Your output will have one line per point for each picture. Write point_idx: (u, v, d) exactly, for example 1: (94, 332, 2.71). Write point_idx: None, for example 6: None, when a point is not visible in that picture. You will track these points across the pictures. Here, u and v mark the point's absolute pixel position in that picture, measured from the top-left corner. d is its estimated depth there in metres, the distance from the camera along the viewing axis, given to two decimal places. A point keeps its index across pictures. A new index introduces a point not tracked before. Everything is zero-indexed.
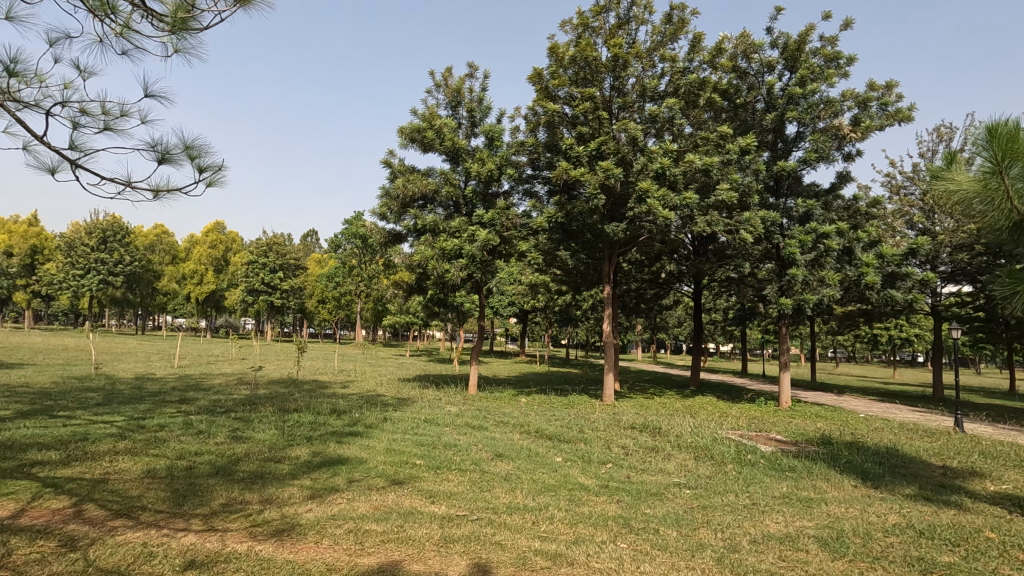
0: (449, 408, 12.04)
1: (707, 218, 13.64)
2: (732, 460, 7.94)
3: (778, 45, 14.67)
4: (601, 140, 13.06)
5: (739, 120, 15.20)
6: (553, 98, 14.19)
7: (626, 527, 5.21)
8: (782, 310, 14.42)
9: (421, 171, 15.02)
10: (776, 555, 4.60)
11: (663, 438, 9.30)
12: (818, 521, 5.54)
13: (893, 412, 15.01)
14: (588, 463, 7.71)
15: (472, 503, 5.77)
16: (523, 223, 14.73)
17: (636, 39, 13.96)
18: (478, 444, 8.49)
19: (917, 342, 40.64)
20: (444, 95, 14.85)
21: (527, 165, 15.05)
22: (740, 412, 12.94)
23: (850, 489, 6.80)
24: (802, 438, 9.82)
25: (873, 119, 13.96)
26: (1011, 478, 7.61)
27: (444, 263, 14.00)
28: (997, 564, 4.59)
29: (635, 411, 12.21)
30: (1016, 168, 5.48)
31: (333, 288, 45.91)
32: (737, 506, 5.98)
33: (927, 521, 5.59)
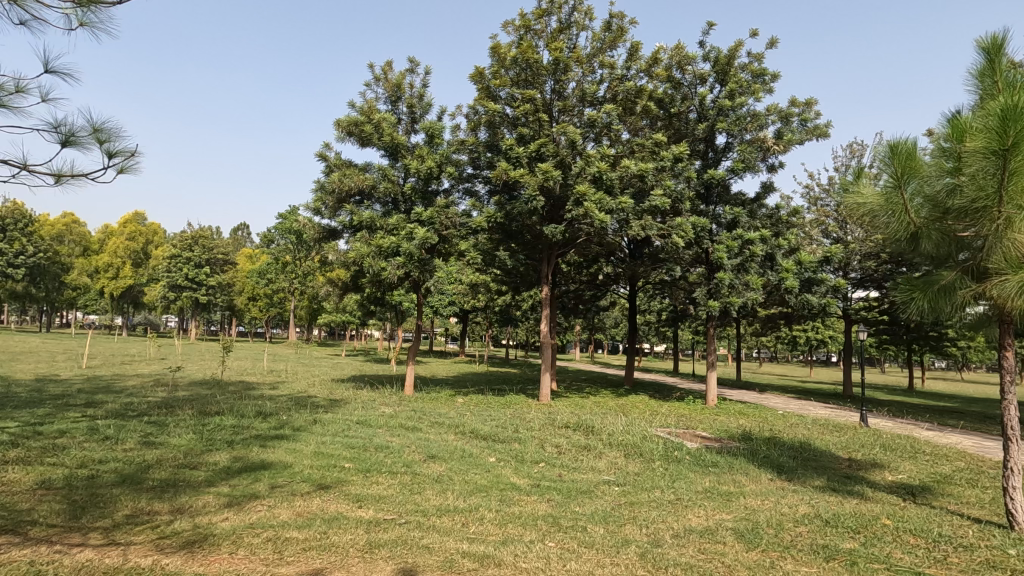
0: (383, 409, 11.78)
1: (642, 222, 14.00)
2: (660, 457, 8.20)
3: (710, 58, 15.31)
4: (541, 143, 13.17)
5: (673, 128, 15.79)
6: (494, 98, 14.23)
7: (555, 525, 5.26)
8: (709, 312, 15.06)
9: (359, 166, 14.64)
10: (696, 549, 4.78)
11: (596, 437, 9.49)
12: (736, 514, 5.81)
13: (808, 409, 15.95)
14: (521, 462, 7.75)
15: (401, 506, 5.65)
16: (463, 222, 14.62)
17: (576, 45, 14.17)
18: (411, 445, 8.37)
19: (830, 343, 43.75)
20: (383, 89, 14.54)
21: (467, 164, 14.94)
22: (670, 410, 13.41)
23: (766, 482, 7.20)
24: (726, 434, 10.29)
25: (794, 134, 14.86)
26: (906, 468, 8.30)
27: (381, 261, 13.69)
28: (891, 548, 4.97)
29: (570, 411, 12.40)
30: (913, 185, 5.98)
31: (264, 284, 44.01)
32: (663, 502, 6.17)
33: (833, 511, 5.99)
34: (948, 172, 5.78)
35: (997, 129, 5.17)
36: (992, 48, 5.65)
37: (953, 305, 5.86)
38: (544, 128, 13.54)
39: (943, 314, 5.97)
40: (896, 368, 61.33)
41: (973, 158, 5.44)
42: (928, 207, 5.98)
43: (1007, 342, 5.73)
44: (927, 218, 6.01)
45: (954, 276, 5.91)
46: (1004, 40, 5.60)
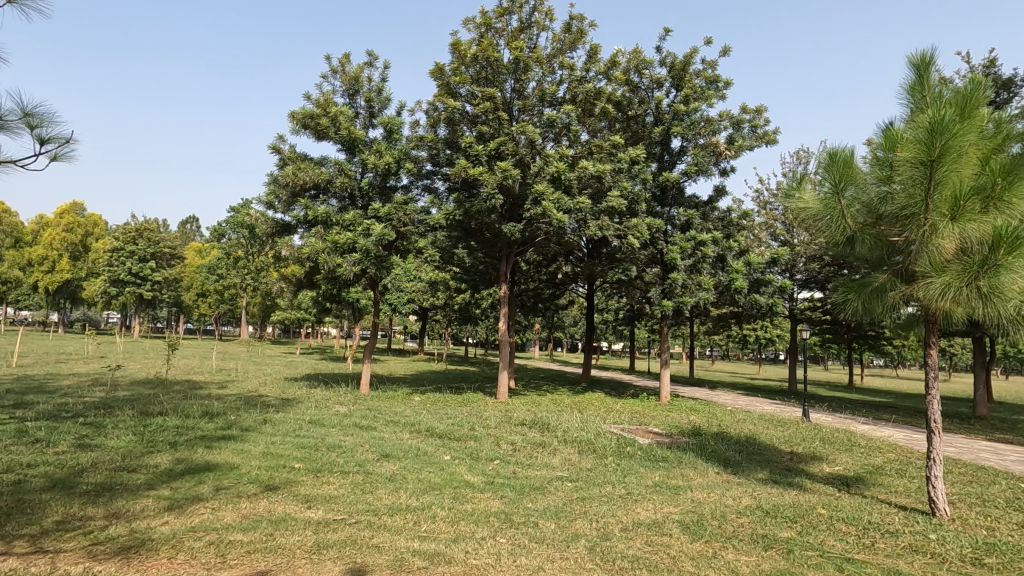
0: (337, 408, 11.58)
1: (599, 222, 14.19)
2: (613, 453, 8.38)
3: (666, 64, 15.68)
4: (501, 141, 13.18)
5: (630, 131, 16.11)
6: (454, 95, 14.17)
7: (507, 522, 5.29)
8: (663, 311, 15.45)
9: (314, 160, 14.32)
10: (644, 541, 4.91)
11: (551, 434, 9.59)
12: (683, 507, 6.00)
13: (755, 405, 16.56)
14: (476, 460, 7.75)
15: (351, 506, 5.57)
16: (422, 219, 14.50)
17: (536, 45, 14.26)
18: (364, 444, 8.24)
19: (778, 342, 45.59)
20: (340, 82, 14.25)
21: (426, 161, 14.82)
22: (624, 407, 13.68)
23: (713, 475, 7.45)
24: (677, 430, 10.57)
25: (745, 140, 15.39)
26: (842, 461, 8.76)
27: (336, 257, 13.42)
28: (824, 536, 5.24)
29: (527, 409, 12.49)
30: (850, 191, 6.33)
31: (214, 280, 42.43)
32: (613, 497, 6.32)
33: (773, 502, 6.25)
34: (881, 180, 6.16)
35: (925, 141, 5.56)
36: (921, 64, 6.05)
37: (884, 306, 6.19)
38: (504, 126, 13.58)
39: (875, 315, 6.32)
40: (838, 366, 64.36)
41: (904, 167, 5.81)
42: (864, 213, 6.33)
43: (932, 341, 6.10)
44: (862, 223, 6.34)
45: (886, 278, 6.25)
46: (932, 58, 6.01)
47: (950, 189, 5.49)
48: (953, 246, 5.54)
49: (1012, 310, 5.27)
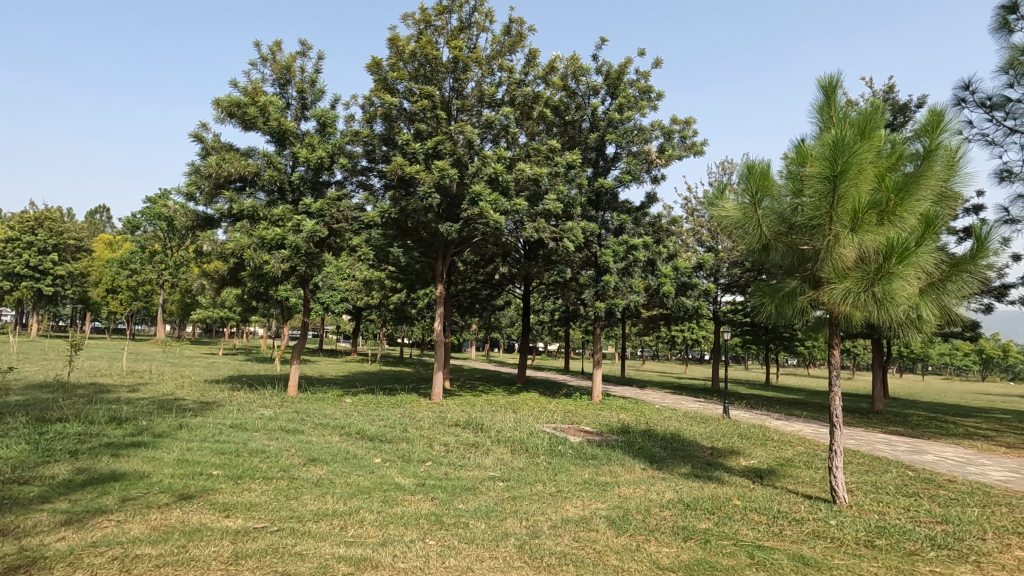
0: (262, 411, 11.10)
1: (535, 224, 14.32)
2: (545, 451, 8.52)
3: (602, 72, 16.13)
4: (438, 140, 13.09)
5: (568, 135, 16.45)
6: (391, 91, 13.94)
7: (437, 524, 5.26)
8: (596, 313, 15.86)
9: (241, 151, 13.66)
10: (571, 537, 5.03)
11: (485, 434, 9.63)
12: (610, 502, 6.19)
13: (681, 403, 17.31)
14: (407, 462, 7.65)
15: (274, 513, 5.35)
16: (356, 216, 14.14)
17: (476, 46, 14.27)
18: (290, 448, 7.92)
19: (704, 343, 47.87)
20: (271, 71, 13.66)
21: (361, 157, 14.47)
22: (558, 407, 13.92)
23: (639, 471, 7.73)
24: (606, 428, 10.90)
25: (674, 149, 16.06)
26: (757, 454, 9.34)
27: (263, 254, 12.85)
28: (739, 526, 5.56)
29: (461, 409, 12.46)
30: (766, 202, 6.77)
31: (127, 275, 39.43)
32: (544, 495, 6.43)
33: (694, 495, 6.58)
34: (791, 193, 6.65)
35: (829, 157, 6.04)
36: (829, 87, 6.57)
37: (794, 309, 6.66)
38: (442, 125, 13.48)
39: (786, 318, 6.78)
40: (757, 366, 68.51)
41: (811, 181, 6.28)
42: (777, 221, 6.78)
43: (835, 342, 6.60)
44: (776, 232, 6.79)
45: (796, 283, 6.71)
46: (837, 82, 6.55)
47: (851, 203, 6.00)
48: (853, 255, 6.05)
49: (901, 313, 5.81)
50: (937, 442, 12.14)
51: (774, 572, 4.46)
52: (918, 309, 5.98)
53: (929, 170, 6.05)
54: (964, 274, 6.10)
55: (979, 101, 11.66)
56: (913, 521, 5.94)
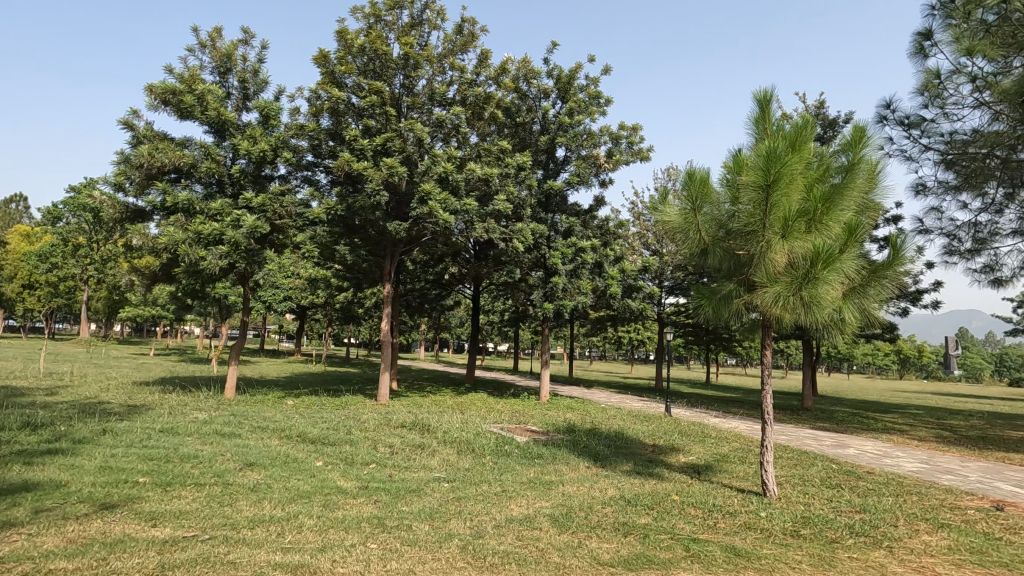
0: (196, 414, 10.57)
1: (485, 225, 14.29)
2: (492, 451, 8.55)
3: (553, 76, 16.33)
4: (387, 137, 12.88)
5: (518, 137, 16.57)
6: (339, 84, 13.62)
7: (380, 527, 5.18)
8: (545, 314, 16.04)
9: (176, 141, 13.01)
10: (515, 536, 5.07)
11: (431, 435, 9.54)
12: (554, 501, 6.28)
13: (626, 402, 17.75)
14: (351, 465, 7.49)
15: (206, 521, 5.11)
16: (300, 212, 13.72)
17: (427, 43, 14.14)
18: (226, 453, 7.59)
19: (649, 343, 49.22)
20: (210, 58, 13.06)
21: (307, 151, 14.05)
22: (505, 407, 13.97)
23: (583, 469, 7.88)
24: (552, 428, 11.03)
25: (622, 155, 16.45)
26: (696, 451, 9.70)
27: (199, 249, 12.26)
28: (677, 520, 5.76)
29: (407, 410, 12.30)
30: (705, 208, 7.06)
31: (46, 269, 36.64)
32: (489, 494, 6.45)
33: (635, 491, 6.77)
34: (728, 200, 6.97)
35: (763, 167, 6.36)
36: (764, 100, 6.91)
37: (730, 311, 6.96)
38: (391, 122, 13.30)
39: (723, 319, 7.08)
40: (696, 365, 71.17)
41: (747, 190, 6.60)
42: (715, 227, 7.08)
43: (767, 343, 6.95)
44: (714, 237, 7.09)
45: (732, 286, 7.01)
46: (772, 96, 6.90)
47: (782, 211, 6.33)
48: (783, 260, 6.40)
49: (826, 316, 6.18)
50: (858, 436, 13.00)
51: (709, 563, 4.65)
52: (841, 312, 6.39)
53: (853, 182, 6.46)
54: (883, 280, 6.54)
55: (898, 119, 12.54)
56: (835, 511, 6.33)
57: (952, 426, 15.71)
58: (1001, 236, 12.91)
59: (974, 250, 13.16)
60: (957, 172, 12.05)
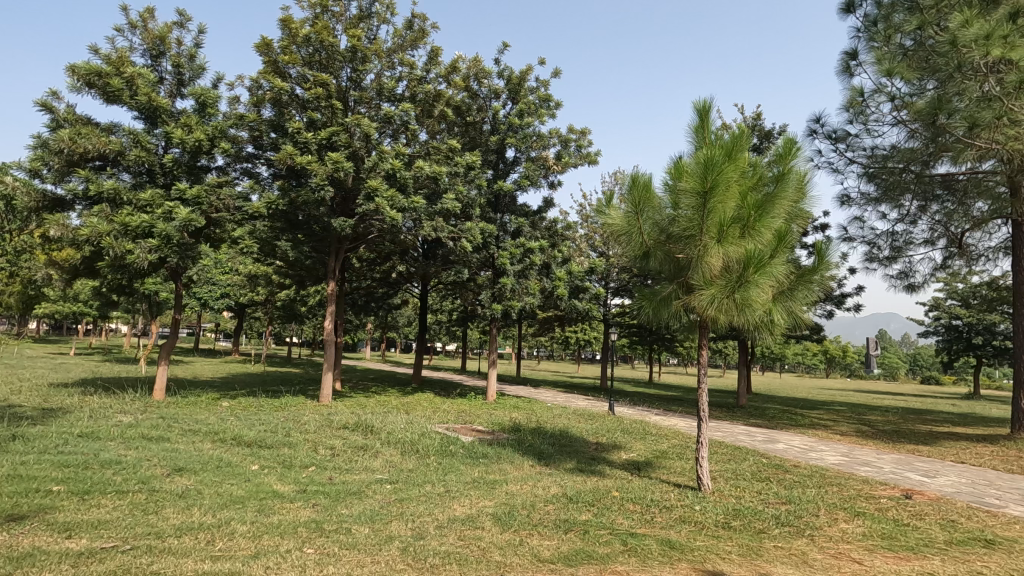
0: (120, 417, 9.94)
1: (433, 223, 14.14)
2: (436, 452, 8.49)
3: (504, 76, 16.38)
4: (333, 131, 12.56)
5: (468, 136, 16.55)
6: (282, 75, 13.17)
7: (317, 531, 5.04)
8: (493, 314, 16.07)
9: (102, 126, 12.19)
10: (456, 536, 5.05)
11: (375, 436, 9.38)
12: (497, 500, 6.31)
13: (571, 401, 18.03)
14: (289, 468, 7.25)
15: (127, 530, 4.82)
16: (239, 206, 13.14)
17: (376, 37, 13.89)
18: (153, 458, 7.18)
19: (595, 343, 50.10)
20: (141, 40, 12.32)
21: (247, 142, 13.50)
22: (451, 407, 13.90)
23: (527, 468, 7.96)
24: (498, 427, 11.07)
25: (570, 157, 16.68)
26: (637, 448, 9.97)
27: (126, 242, 11.54)
28: (616, 515, 5.91)
29: (350, 411, 12.02)
30: (647, 212, 7.28)
31: None
32: (432, 495, 6.39)
33: (577, 488, 6.89)
34: (669, 205, 7.20)
35: (701, 174, 6.61)
36: (703, 110, 7.19)
37: (670, 312, 7.22)
38: (337, 116, 12.98)
39: (663, 319, 7.33)
40: (640, 365, 73.11)
41: (686, 196, 6.85)
42: (656, 230, 7.31)
43: (704, 343, 7.25)
44: (655, 241, 7.32)
45: (671, 289, 7.25)
46: (710, 106, 7.19)
47: (717, 217, 6.62)
48: (718, 265, 6.69)
49: (757, 318, 6.51)
50: (787, 431, 13.75)
51: (645, 557, 4.78)
52: (770, 314, 6.75)
53: (784, 191, 6.79)
54: (809, 284, 6.93)
55: (826, 133, 13.34)
56: (764, 503, 6.68)
57: (870, 422, 16.85)
58: (915, 244, 13.98)
59: (892, 257, 14.17)
60: (877, 184, 12.94)
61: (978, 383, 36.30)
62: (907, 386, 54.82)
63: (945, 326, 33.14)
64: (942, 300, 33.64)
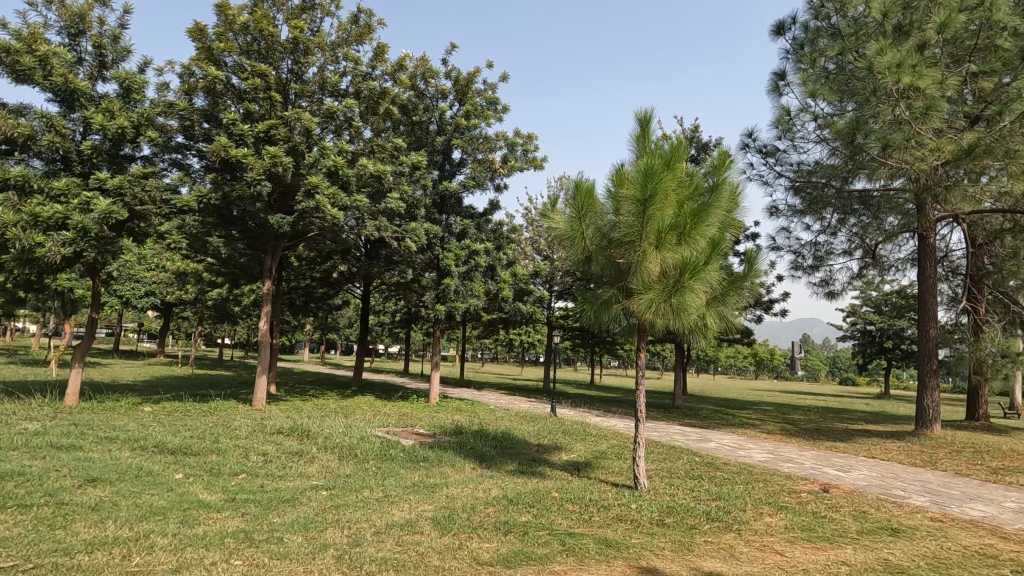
0: (25, 425, 9.13)
1: (376, 223, 13.84)
2: (375, 456, 8.30)
3: (451, 77, 16.29)
4: (271, 124, 12.08)
5: (414, 136, 16.36)
6: (217, 63, 12.56)
7: (246, 541, 4.82)
8: (436, 315, 15.91)
9: (10, 108, 11.20)
10: (394, 542, 4.96)
11: (311, 441, 9.07)
12: (437, 503, 6.25)
13: (514, 403, 18.13)
14: (217, 476, 6.89)
15: (29, 548, 4.42)
16: (167, 198, 12.40)
17: (319, 30, 13.49)
18: (64, 468, 6.64)
19: (539, 345, 50.58)
20: (57, 16, 11.42)
21: (177, 132, 12.76)
22: (393, 410, 13.65)
23: (468, 471, 7.92)
24: (439, 430, 10.95)
25: (517, 161, 16.80)
26: (577, 449, 10.14)
27: (35, 234, 10.63)
28: (556, 516, 5.98)
29: (285, 415, 11.57)
30: (590, 217, 7.43)
31: None
32: (370, 501, 6.24)
33: (517, 490, 6.93)
34: (611, 211, 7.37)
35: (642, 181, 6.82)
36: (644, 120, 7.42)
37: (610, 316, 7.39)
38: (276, 109, 12.50)
39: (603, 322, 7.50)
40: (583, 367, 74.43)
41: (627, 203, 7.04)
42: (598, 235, 7.48)
43: (642, 345, 7.47)
44: (596, 246, 7.50)
45: (612, 293, 7.45)
46: (651, 117, 7.44)
47: (655, 224, 6.84)
48: (656, 270, 6.92)
49: (691, 321, 6.77)
50: (718, 430, 14.38)
51: (582, 557, 4.86)
52: (704, 317, 7.05)
53: (718, 201, 7.10)
54: (740, 290, 7.28)
55: (758, 147, 14.09)
56: (696, 500, 6.95)
57: (794, 420, 17.88)
58: (835, 254, 14.99)
59: (815, 266, 15.13)
60: (803, 198, 13.80)
61: (888, 384, 39.25)
62: (827, 387, 58.54)
63: (860, 330, 35.69)
64: (858, 307, 36.21)
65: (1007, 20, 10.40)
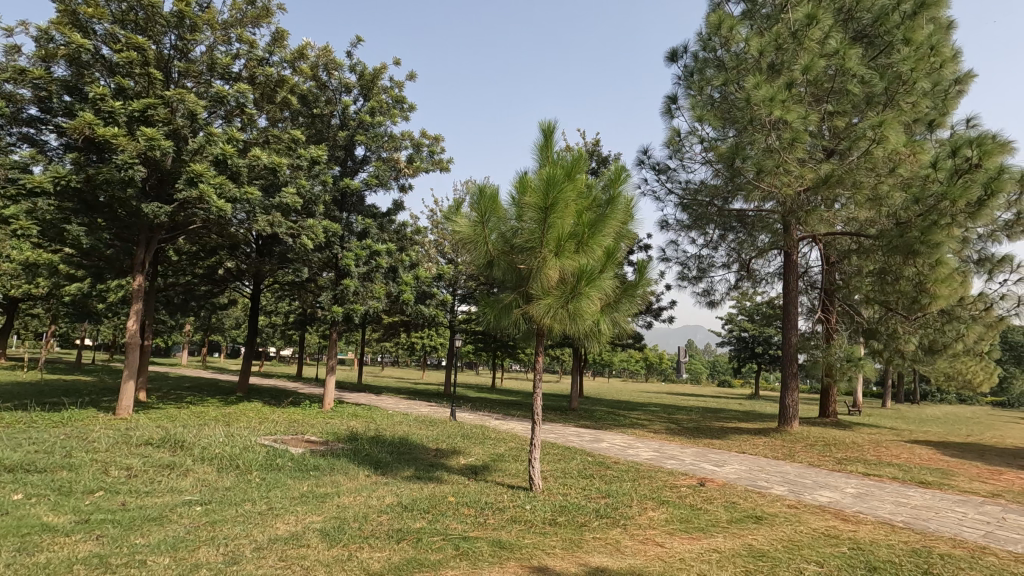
0: None
1: (269, 218, 12.95)
2: (260, 467, 7.76)
3: (356, 71, 15.74)
4: (148, 103, 10.91)
5: (314, 129, 15.59)
6: (85, 30, 11.17)
7: (99, 568, 4.28)
8: (333, 317, 15.21)
9: None
10: (277, 557, 4.67)
11: (187, 452, 8.29)
12: (326, 514, 5.96)
13: (413, 408, 17.79)
14: (67, 496, 6.07)
15: None
16: (14, 177, 10.78)
17: (208, 6, 12.47)
18: None
19: (441, 349, 50.20)
20: None
21: (30, 103, 11.16)
22: (281, 417, 12.83)
23: (362, 479, 7.64)
24: (333, 437, 10.47)
25: (422, 162, 16.57)
26: (475, 452, 10.16)
27: None
28: (451, 521, 5.93)
29: (155, 425, 10.46)
30: (493, 221, 7.51)
31: None
32: (251, 515, 5.82)
33: (413, 496, 6.80)
34: (514, 217, 7.50)
35: (543, 190, 7.00)
36: (548, 131, 7.64)
37: (510, 320, 7.51)
38: (155, 87, 11.36)
39: (503, 326, 7.59)
40: (485, 371, 74.79)
41: (529, 210, 7.20)
42: (500, 240, 7.57)
43: (540, 350, 7.67)
44: (499, 251, 7.60)
45: (512, 298, 7.59)
46: (554, 128, 7.66)
47: (556, 232, 7.04)
48: (555, 276, 7.15)
49: (587, 327, 7.06)
50: (610, 431, 15.09)
51: (475, 560, 4.87)
52: (598, 323, 7.38)
53: (614, 213, 7.47)
54: (631, 298, 7.72)
55: (652, 164, 15.05)
56: (586, 498, 7.24)
57: (677, 420, 19.23)
58: (715, 267, 16.37)
59: (698, 277, 16.42)
60: (689, 214, 14.92)
61: (757, 386, 43.33)
62: None
63: (736, 337, 39.10)
64: (734, 316, 39.73)
65: (856, 69, 11.93)
